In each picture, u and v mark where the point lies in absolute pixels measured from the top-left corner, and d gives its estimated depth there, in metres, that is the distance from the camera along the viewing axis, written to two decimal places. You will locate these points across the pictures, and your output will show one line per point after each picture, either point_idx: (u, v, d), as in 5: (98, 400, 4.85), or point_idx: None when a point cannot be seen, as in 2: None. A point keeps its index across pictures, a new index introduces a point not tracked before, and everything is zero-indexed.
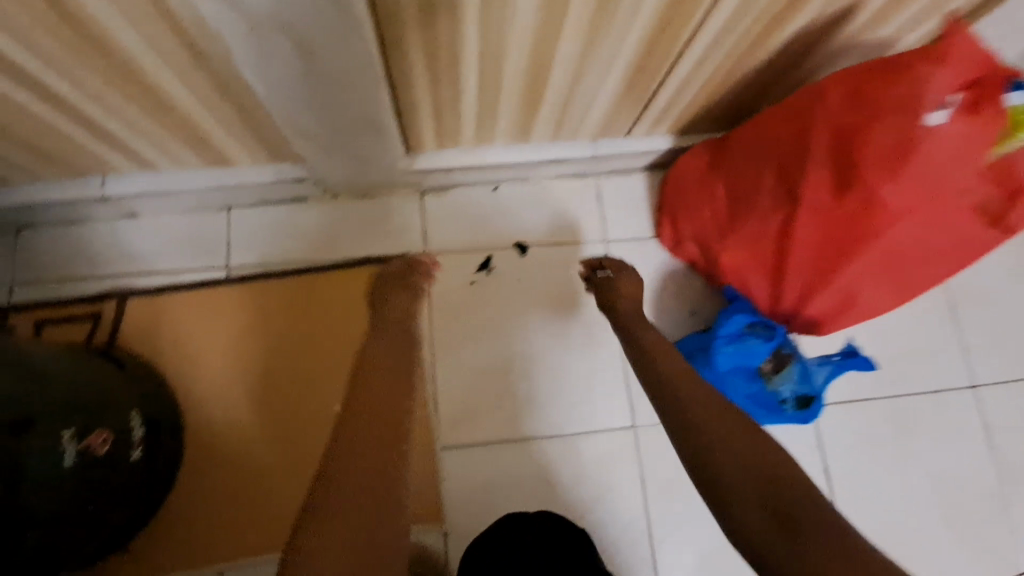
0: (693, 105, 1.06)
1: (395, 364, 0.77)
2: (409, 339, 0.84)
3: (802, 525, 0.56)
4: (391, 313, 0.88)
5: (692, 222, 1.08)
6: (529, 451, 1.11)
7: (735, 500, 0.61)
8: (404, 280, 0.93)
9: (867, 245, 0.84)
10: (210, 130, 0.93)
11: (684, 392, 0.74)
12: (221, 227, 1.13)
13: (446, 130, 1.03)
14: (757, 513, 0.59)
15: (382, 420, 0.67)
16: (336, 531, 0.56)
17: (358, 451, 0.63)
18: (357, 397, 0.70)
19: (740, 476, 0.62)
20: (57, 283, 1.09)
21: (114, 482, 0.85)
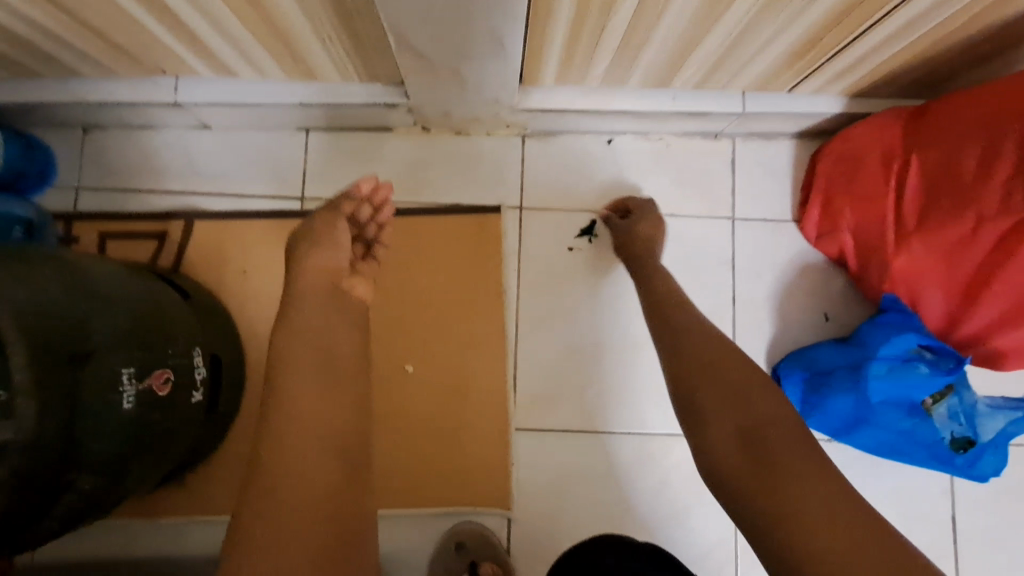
0: (894, 64, 0.82)
1: (308, 360, 0.65)
2: (337, 319, 0.71)
3: (778, 462, 0.59)
4: (310, 285, 0.72)
5: (859, 210, 0.87)
6: (612, 446, 0.99)
7: (718, 437, 0.63)
8: (314, 238, 0.75)
9: None
10: (300, 35, 0.77)
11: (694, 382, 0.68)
12: (298, 151, 1.00)
13: (573, 63, 0.84)
14: (729, 446, 0.62)
15: (320, 429, 0.61)
16: (280, 539, 0.54)
17: (299, 456, 0.59)
18: (279, 390, 0.63)
19: (721, 415, 0.64)
20: (125, 194, 1.00)
21: (175, 428, 0.78)
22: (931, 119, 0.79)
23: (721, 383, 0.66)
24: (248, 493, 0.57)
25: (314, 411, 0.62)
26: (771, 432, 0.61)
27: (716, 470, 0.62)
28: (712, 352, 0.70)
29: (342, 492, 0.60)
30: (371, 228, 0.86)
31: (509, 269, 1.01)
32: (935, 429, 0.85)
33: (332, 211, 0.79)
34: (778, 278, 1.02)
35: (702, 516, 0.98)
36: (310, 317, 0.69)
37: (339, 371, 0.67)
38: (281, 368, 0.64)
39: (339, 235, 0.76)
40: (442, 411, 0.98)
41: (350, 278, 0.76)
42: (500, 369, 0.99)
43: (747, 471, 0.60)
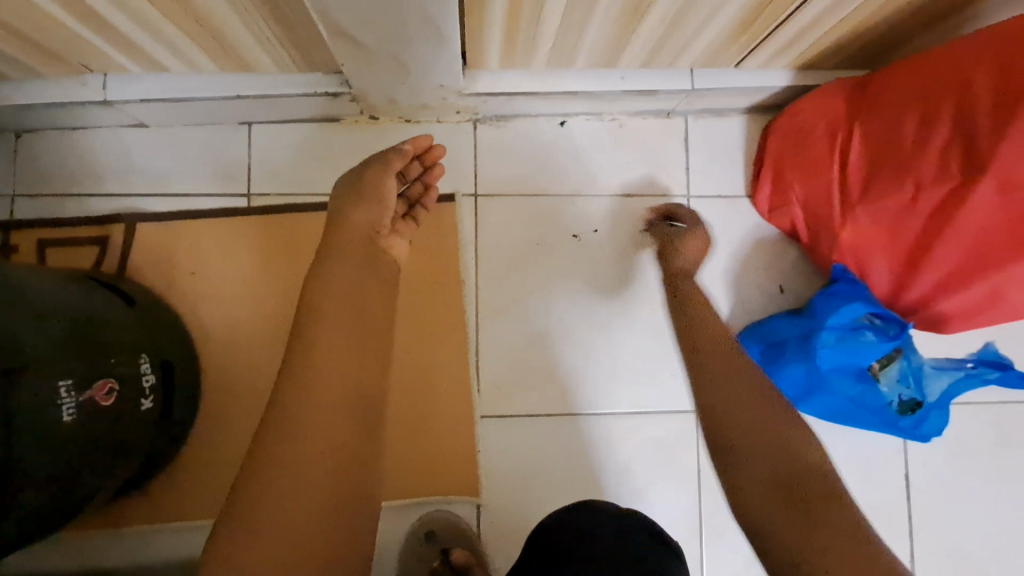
0: (835, 34, 0.82)
1: (344, 316, 0.69)
2: (367, 279, 0.73)
3: (808, 509, 0.65)
4: (349, 240, 0.74)
5: (808, 182, 0.87)
6: (579, 427, 1.00)
7: (751, 476, 0.69)
8: (361, 192, 0.76)
9: None
10: (228, 27, 0.74)
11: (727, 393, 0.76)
12: (241, 146, 0.97)
13: (517, 45, 0.82)
14: (761, 487, 0.68)
15: (321, 406, 0.63)
16: (267, 522, 0.58)
17: (300, 437, 0.61)
18: (299, 357, 0.65)
19: (747, 450, 0.71)
20: (63, 199, 0.96)
21: (124, 439, 0.76)
22: (877, 88, 0.79)
23: (757, 433, 0.72)
24: (270, 435, 0.61)
25: (346, 365, 0.66)
26: (807, 479, 0.67)
27: (740, 493, 0.70)
28: (743, 399, 0.75)
29: (360, 447, 0.64)
30: (415, 188, 0.88)
31: (468, 257, 1.00)
32: (884, 395, 0.88)
33: (382, 166, 0.77)
34: (734, 253, 1.03)
35: (668, 489, 1.00)
36: (346, 272, 0.71)
37: (369, 331, 0.70)
38: (316, 321, 0.67)
39: (385, 198, 0.77)
40: (407, 403, 0.97)
41: (388, 236, 0.79)
42: (462, 359, 0.98)
43: (778, 514, 0.65)
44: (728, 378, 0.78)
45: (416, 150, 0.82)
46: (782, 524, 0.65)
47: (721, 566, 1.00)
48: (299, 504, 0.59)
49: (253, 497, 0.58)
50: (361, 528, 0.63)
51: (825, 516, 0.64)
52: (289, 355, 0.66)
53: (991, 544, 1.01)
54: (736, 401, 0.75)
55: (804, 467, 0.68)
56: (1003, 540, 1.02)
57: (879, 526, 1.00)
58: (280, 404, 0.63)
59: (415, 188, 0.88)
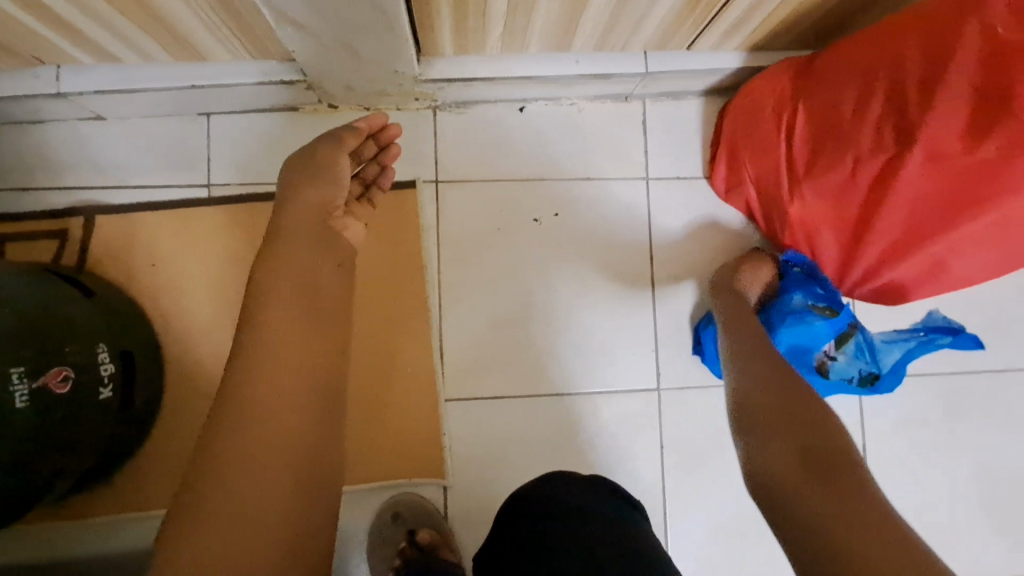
0: (780, 14, 0.84)
1: (296, 299, 0.70)
2: (320, 258, 0.74)
3: (839, 487, 0.58)
4: (300, 219, 0.75)
5: (757, 161, 0.89)
6: (544, 407, 1.01)
7: (777, 459, 0.63)
8: (314, 171, 0.76)
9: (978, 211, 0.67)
10: (174, 15, 0.74)
11: (756, 380, 0.72)
12: (201, 137, 0.97)
13: (468, 30, 0.83)
14: (788, 465, 0.61)
15: (272, 384, 0.64)
16: (217, 505, 0.57)
17: (252, 416, 0.62)
18: (251, 338, 0.66)
19: (780, 438, 0.65)
20: (19, 193, 0.95)
21: (79, 430, 0.76)
22: (818, 66, 0.80)
23: (787, 415, 0.67)
24: (221, 418, 0.61)
25: (299, 349, 0.67)
26: (836, 466, 0.60)
27: (768, 478, 0.62)
28: (776, 386, 0.70)
29: (317, 429, 0.65)
30: (370, 169, 0.90)
31: (429, 243, 1.01)
32: (841, 370, 0.90)
33: (336, 144, 0.79)
34: (695, 234, 1.04)
35: (632, 465, 1.02)
36: (298, 253, 0.72)
37: (326, 316, 0.71)
38: (266, 302, 0.68)
39: (339, 176, 0.78)
40: (373, 389, 0.98)
41: (343, 218, 0.81)
42: (426, 343, 0.99)
43: (805, 487, 0.59)
44: (761, 364, 0.74)
45: (370, 129, 0.84)
46: (804, 497, 0.58)
47: (686, 539, 1.03)
48: (255, 487, 0.59)
49: (204, 483, 0.58)
50: (319, 514, 0.62)
51: (852, 494, 0.57)
52: (240, 339, 0.67)
53: (943, 513, 1.05)
54: (761, 380, 0.71)
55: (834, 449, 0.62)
56: (954, 507, 1.05)
57: None
58: (230, 388, 0.63)
59: (370, 168, 0.91)
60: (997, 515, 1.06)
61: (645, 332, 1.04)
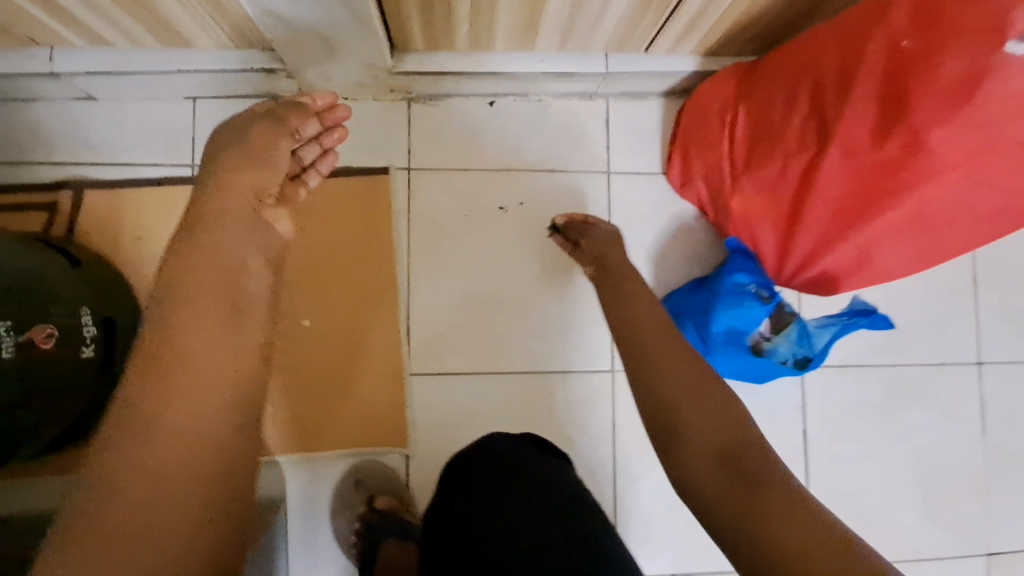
0: (727, 21, 0.90)
1: (214, 300, 0.63)
2: (247, 249, 0.68)
3: (759, 483, 0.58)
4: (230, 207, 0.69)
5: (706, 158, 0.96)
6: (504, 385, 1.07)
7: (701, 468, 0.61)
8: (248, 152, 0.71)
9: (899, 202, 0.72)
10: (160, 3, 0.80)
11: (668, 380, 0.69)
12: (187, 119, 1.03)
13: (437, 27, 0.90)
14: (714, 472, 0.60)
15: (184, 386, 0.57)
16: (119, 520, 0.51)
17: (162, 424, 0.55)
18: (163, 335, 0.60)
19: (698, 443, 0.63)
20: (12, 166, 1.00)
21: (58, 386, 0.81)
22: (757, 71, 0.87)
23: (699, 410, 0.65)
24: (126, 423, 0.55)
25: (212, 355, 0.60)
26: (755, 463, 0.60)
27: (698, 491, 0.61)
28: (690, 383, 0.68)
29: (234, 441, 0.59)
30: (310, 149, 0.81)
31: (400, 227, 1.07)
32: (778, 353, 0.94)
33: (275, 124, 0.74)
34: (652, 226, 1.11)
35: (587, 441, 1.08)
36: (222, 248, 0.66)
37: (246, 320, 0.64)
38: (183, 296, 0.62)
39: (274, 157, 0.73)
40: (341, 362, 1.04)
41: (275, 209, 0.73)
42: (393, 320, 1.05)
43: (729, 490, 0.58)
44: (676, 361, 0.71)
45: (314, 106, 0.78)
46: (730, 504, 0.58)
47: (636, 513, 1.09)
48: (164, 499, 0.53)
49: (102, 496, 0.52)
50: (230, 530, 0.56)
51: (775, 492, 0.56)
52: (150, 336, 0.60)
53: (876, 493, 1.12)
54: (671, 382, 0.68)
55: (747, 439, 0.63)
56: (886, 488, 1.12)
57: None
58: (128, 394, 0.57)
59: (310, 149, 0.81)
60: (927, 497, 1.13)
61: (598, 316, 1.10)
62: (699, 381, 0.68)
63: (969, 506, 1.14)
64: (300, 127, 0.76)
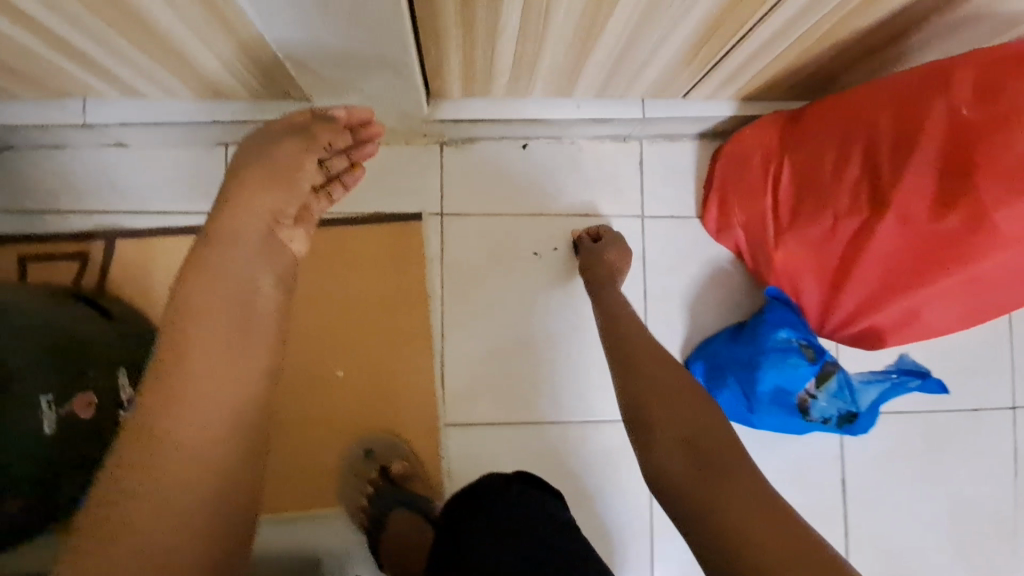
0: (771, 72, 0.89)
1: (227, 319, 0.66)
2: (260, 270, 0.71)
3: (724, 482, 0.61)
4: (249, 227, 0.71)
5: (746, 209, 0.95)
6: (538, 435, 1.06)
7: (669, 453, 0.66)
8: (274, 173, 0.72)
9: (958, 269, 0.70)
10: (198, 60, 0.78)
11: (646, 376, 0.75)
12: (217, 166, 1.02)
13: (475, 77, 0.88)
14: (679, 457, 0.65)
15: (194, 401, 0.61)
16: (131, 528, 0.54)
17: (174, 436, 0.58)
18: (175, 349, 0.63)
19: (668, 431, 0.68)
20: (42, 216, 0.99)
21: (84, 444, 0.81)
22: (801, 123, 0.85)
23: (673, 416, 0.69)
24: (138, 433, 0.58)
25: (223, 376, 0.64)
26: (718, 453, 0.64)
27: (665, 474, 0.65)
28: (664, 383, 0.73)
29: (236, 458, 0.63)
30: (338, 162, 0.82)
31: (432, 273, 1.05)
32: (822, 409, 0.94)
33: (304, 140, 0.74)
34: (686, 271, 1.09)
35: (621, 492, 1.07)
36: (236, 267, 0.69)
37: (255, 339, 0.68)
38: (196, 312, 0.65)
39: (299, 178, 0.75)
40: (375, 412, 1.03)
41: (290, 230, 0.76)
42: (427, 369, 1.04)
43: (693, 484, 0.62)
44: (656, 367, 0.76)
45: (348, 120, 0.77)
46: (692, 488, 0.62)
47: (671, 564, 1.07)
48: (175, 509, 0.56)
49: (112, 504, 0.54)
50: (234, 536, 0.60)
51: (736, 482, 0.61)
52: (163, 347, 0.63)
53: (914, 543, 1.10)
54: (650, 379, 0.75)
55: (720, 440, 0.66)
56: (925, 537, 1.10)
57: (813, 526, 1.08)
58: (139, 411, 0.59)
59: (338, 162, 0.82)
60: (964, 547, 1.11)
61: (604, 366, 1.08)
62: (671, 380, 0.73)
63: (1008, 558, 1.12)
64: (326, 139, 0.76)
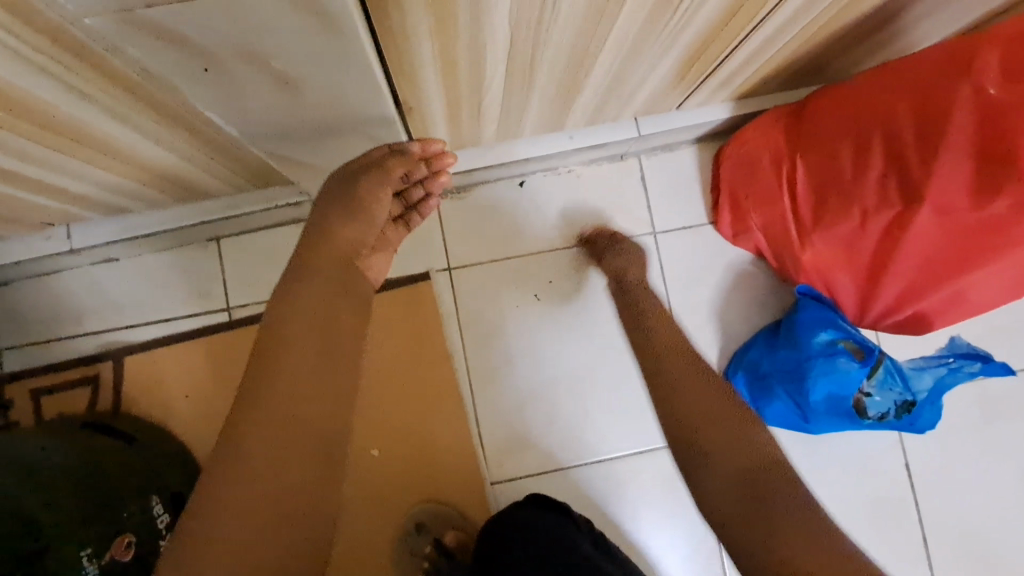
0: (766, 69, 0.85)
1: (310, 346, 0.59)
2: (339, 297, 0.64)
3: (771, 504, 0.65)
4: (329, 257, 0.65)
5: (763, 212, 0.91)
6: (587, 477, 1.02)
7: (721, 493, 0.69)
8: (350, 204, 0.66)
9: (1009, 250, 0.66)
10: (179, 168, 0.75)
11: (689, 392, 0.79)
12: (213, 262, 0.98)
13: (464, 131, 0.85)
14: (729, 489, 0.68)
15: (277, 431, 0.55)
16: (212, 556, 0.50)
17: (254, 469, 0.53)
18: (262, 374, 0.57)
19: (723, 460, 0.70)
20: (45, 346, 0.96)
21: None
22: (809, 117, 0.82)
23: (715, 423, 0.74)
24: (224, 458, 0.54)
25: (305, 406, 0.57)
26: (765, 481, 0.68)
27: (718, 516, 0.68)
28: (705, 403, 0.77)
29: (317, 497, 0.56)
30: (415, 192, 0.80)
31: (451, 331, 1.02)
32: (876, 404, 0.90)
33: (379, 175, 0.67)
34: (710, 280, 1.06)
35: (684, 522, 1.02)
36: (317, 297, 0.62)
37: (338, 368, 0.60)
38: (282, 335, 0.58)
39: (376, 212, 0.69)
40: (418, 486, 0.99)
41: (366, 259, 0.72)
42: (462, 433, 1.00)
43: (745, 518, 0.65)
44: (688, 390, 0.80)
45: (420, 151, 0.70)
46: (747, 531, 0.64)
47: None
48: (256, 545, 0.52)
49: (196, 532, 0.51)
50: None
51: (785, 509, 0.65)
52: (250, 369, 0.57)
53: (993, 518, 1.06)
54: (699, 420, 0.75)
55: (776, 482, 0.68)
56: (1004, 510, 1.06)
57: (884, 518, 1.05)
58: (225, 435, 0.55)
59: (415, 192, 0.80)
60: None
61: (645, 398, 1.04)
62: (715, 401, 0.77)
63: None
64: (398, 172, 0.68)
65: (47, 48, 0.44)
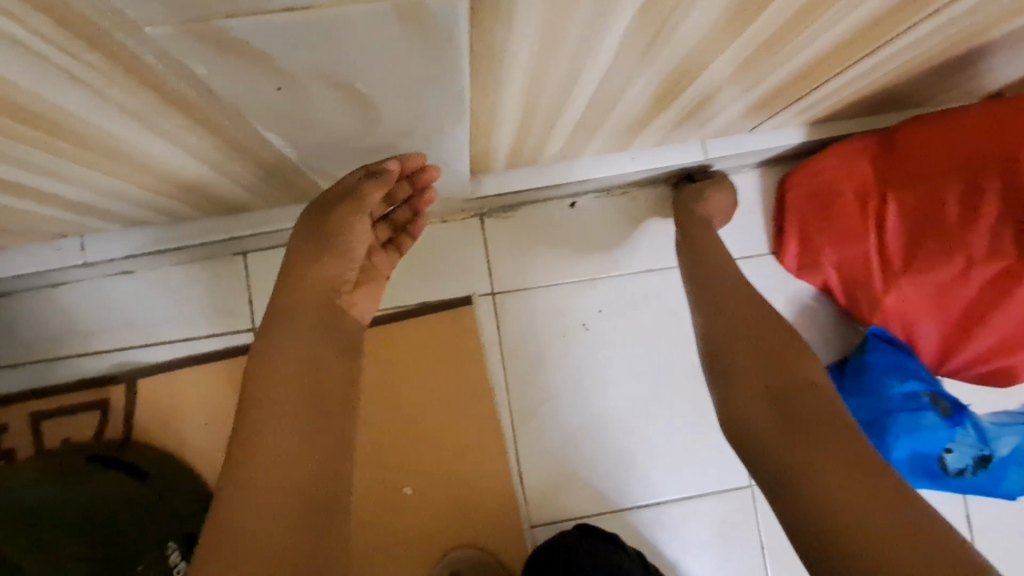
0: (855, 97, 0.78)
1: (300, 394, 0.54)
2: (325, 337, 0.59)
3: (808, 421, 0.55)
4: (308, 299, 0.59)
5: (839, 249, 0.84)
6: (634, 522, 0.95)
7: (750, 409, 0.59)
8: (324, 238, 0.60)
9: None
10: (212, 183, 0.67)
11: (735, 307, 0.69)
12: (239, 278, 0.90)
13: (525, 150, 0.77)
14: (759, 396, 0.59)
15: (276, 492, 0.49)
16: None
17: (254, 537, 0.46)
18: (250, 431, 0.51)
19: (757, 373, 0.61)
20: (49, 367, 0.87)
21: None
22: (904, 152, 0.75)
23: (759, 341, 0.63)
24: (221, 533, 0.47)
25: (301, 459, 0.51)
26: (803, 400, 0.57)
27: (742, 423, 0.59)
28: (737, 316, 0.68)
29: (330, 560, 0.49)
30: (401, 212, 0.74)
31: (492, 360, 0.94)
32: (960, 461, 0.84)
33: (351, 205, 0.59)
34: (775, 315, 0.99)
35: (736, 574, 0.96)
36: (306, 340, 0.57)
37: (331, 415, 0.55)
38: (265, 384, 0.54)
39: (353, 244, 0.61)
40: (453, 529, 0.92)
41: (350, 295, 0.64)
42: (501, 472, 0.93)
43: (779, 437, 0.55)
44: (738, 307, 0.69)
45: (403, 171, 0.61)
46: (775, 440, 0.55)
47: None
48: None
49: None
50: None
51: (830, 435, 0.53)
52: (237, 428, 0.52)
53: None
54: (740, 338, 0.65)
55: (815, 400, 0.57)
56: None
57: None
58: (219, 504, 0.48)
59: (402, 212, 0.74)
60: None
61: (695, 438, 0.97)
62: (761, 317, 0.67)
63: None
64: (374, 198, 0.59)
65: (88, 61, 0.36)
